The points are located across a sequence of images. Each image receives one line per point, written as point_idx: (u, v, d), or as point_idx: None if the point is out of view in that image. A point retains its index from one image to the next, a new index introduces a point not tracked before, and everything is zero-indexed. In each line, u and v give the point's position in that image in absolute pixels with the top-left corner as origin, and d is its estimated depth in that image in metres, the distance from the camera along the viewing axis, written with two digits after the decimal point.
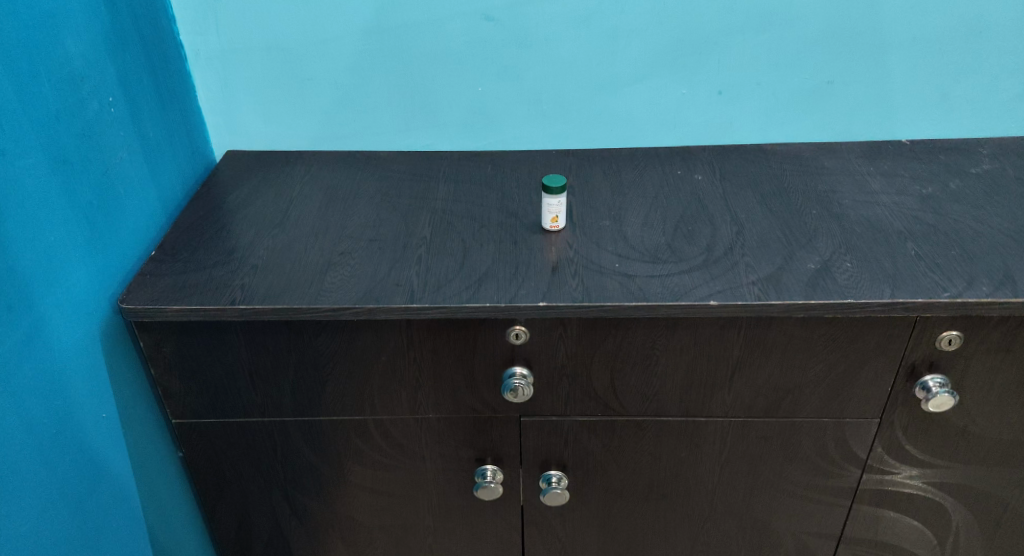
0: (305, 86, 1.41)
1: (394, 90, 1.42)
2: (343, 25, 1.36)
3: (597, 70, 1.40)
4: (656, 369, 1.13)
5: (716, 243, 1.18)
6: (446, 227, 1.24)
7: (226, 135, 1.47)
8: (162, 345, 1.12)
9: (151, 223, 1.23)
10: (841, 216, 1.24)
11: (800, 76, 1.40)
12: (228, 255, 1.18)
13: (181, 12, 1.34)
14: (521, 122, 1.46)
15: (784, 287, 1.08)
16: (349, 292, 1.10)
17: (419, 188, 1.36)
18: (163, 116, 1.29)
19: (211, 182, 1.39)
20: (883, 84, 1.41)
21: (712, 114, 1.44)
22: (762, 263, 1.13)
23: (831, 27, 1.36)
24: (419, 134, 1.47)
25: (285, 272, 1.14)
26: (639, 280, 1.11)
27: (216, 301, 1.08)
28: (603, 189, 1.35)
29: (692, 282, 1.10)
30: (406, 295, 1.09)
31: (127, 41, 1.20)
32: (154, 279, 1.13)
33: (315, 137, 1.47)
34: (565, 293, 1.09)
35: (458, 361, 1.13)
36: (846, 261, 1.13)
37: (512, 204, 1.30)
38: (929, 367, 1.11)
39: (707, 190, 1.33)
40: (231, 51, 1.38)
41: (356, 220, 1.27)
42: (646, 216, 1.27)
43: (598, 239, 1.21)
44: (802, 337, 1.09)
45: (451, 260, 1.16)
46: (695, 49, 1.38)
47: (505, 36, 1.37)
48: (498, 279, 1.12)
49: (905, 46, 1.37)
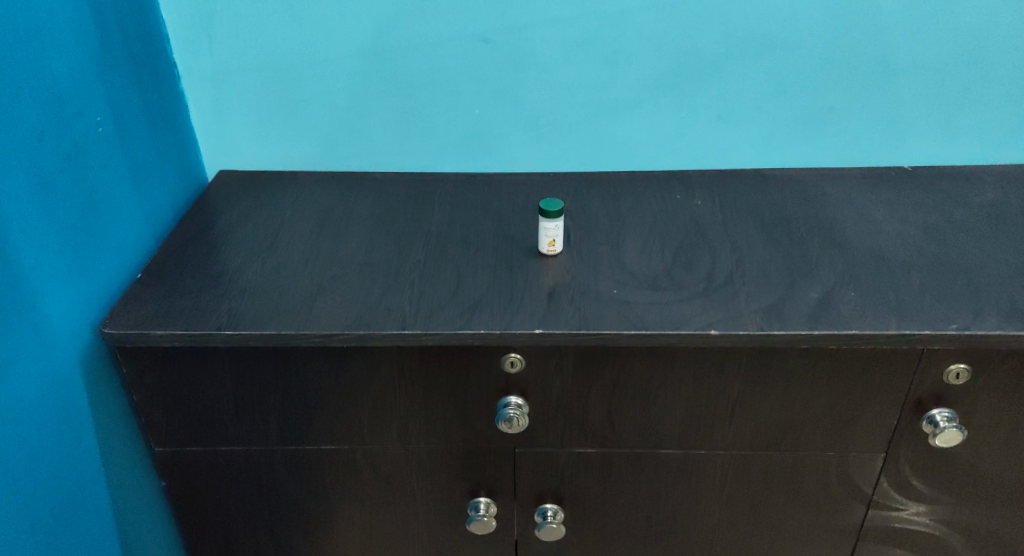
0: (300, 107, 1.39)
1: (390, 112, 1.40)
2: (338, 47, 1.34)
3: (596, 94, 1.39)
4: (655, 401, 1.10)
5: (716, 271, 1.16)
6: (440, 252, 1.22)
7: (218, 156, 1.44)
8: (144, 373, 1.09)
9: (138, 245, 1.21)
10: (844, 244, 1.21)
11: (801, 102, 1.39)
12: (215, 279, 1.15)
13: (175, 31, 1.32)
14: (518, 146, 1.44)
15: (786, 317, 1.05)
16: (339, 318, 1.06)
17: (414, 211, 1.33)
18: (152, 136, 1.27)
19: (202, 203, 1.37)
20: (885, 111, 1.39)
21: (712, 140, 1.42)
22: (764, 292, 1.10)
23: (832, 54, 1.34)
24: (414, 156, 1.45)
25: (274, 297, 1.11)
26: (638, 308, 1.08)
27: (202, 326, 1.05)
28: (601, 215, 1.32)
29: (692, 311, 1.07)
30: (398, 321, 1.06)
31: (117, 61, 1.18)
32: (138, 303, 1.10)
33: (310, 158, 1.45)
34: (562, 320, 1.06)
35: (451, 390, 1.10)
36: (850, 291, 1.10)
37: (508, 229, 1.28)
38: (936, 401, 1.08)
39: (707, 216, 1.31)
40: (225, 71, 1.36)
41: (348, 244, 1.24)
42: (645, 242, 1.24)
43: (596, 265, 1.18)
44: (805, 369, 1.06)
45: (445, 286, 1.13)
46: (694, 74, 1.36)
47: (503, 59, 1.35)
48: (493, 306, 1.09)
49: (908, 74, 1.36)
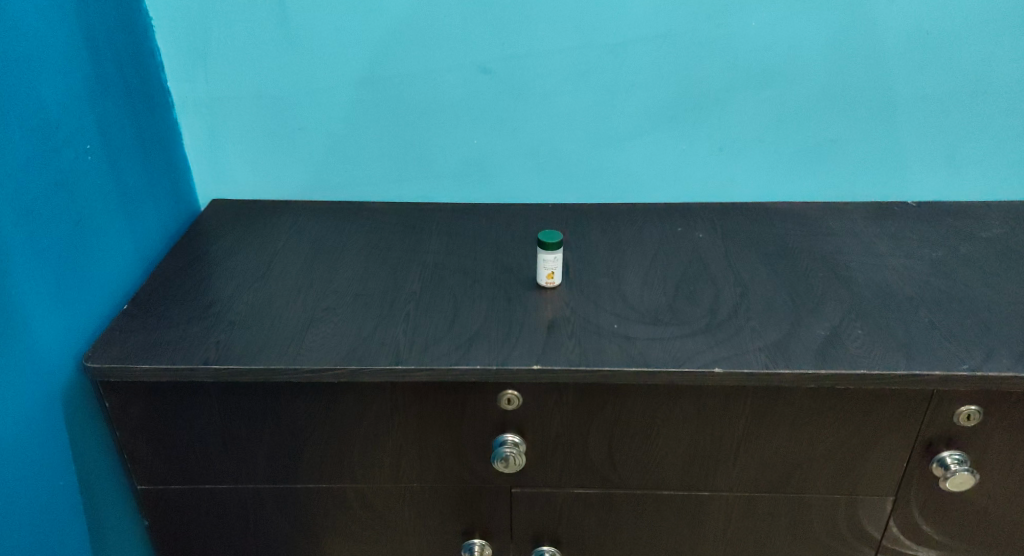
0: (295, 135, 1.37)
1: (387, 141, 1.38)
2: (334, 75, 1.32)
3: (596, 124, 1.37)
4: (657, 440, 1.07)
5: (719, 306, 1.13)
6: (437, 283, 1.19)
7: (212, 183, 1.42)
8: (128, 408, 1.05)
9: (127, 274, 1.18)
10: (849, 279, 1.19)
11: (803, 134, 1.37)
12: (205, 310, 1.12)
13: (170, 58, 1.31)
14: (517, 176, 1.42)
15: (792, 354, 1.02)
16: (330, 352, 1.03)
17: (410, 241, 1.31)
18: (144, 164, 1.24)
19: (194, 232, 1.34)
20: (887, 144, 1.37)
21: (713, 172, 1.41)
22: (769, 328, 1.07)
23: (833, 86, 1.33)
24: (411, 185, 1.42)
25: (265, 329, 1.08)
26: (639, 343, 1.05)
27: (189, 360, 1.01)
28: (601, 246, 1.29)
29: (695, 347, 1.04)
30: (391, 355, 1.02)
31: (109, 88, 1.16)
32: (124, 334, 1.07)
33: (306, 186, 1.42)
34: (560, 355, 1.03)
35: (446, 428, 1.07)
36: (857, 328, 1.07)
37: (506, 260, 1.25)
38: (947, 443, 1.05)
39: (708, 248, 1.29)
40: (220, 98, 1.34)
41: (343, 274, 1.21)
42: (646, 274, 1.22)
43: (596, 298, 1.15)
44: (810, 408, 1.03)
45: (441, 319, 1.10)
46: (695, 106, 1.35)
47: (502, 89, 1.34)
48: (490, 340, 1.06)
49: (910, 107, 1.34)
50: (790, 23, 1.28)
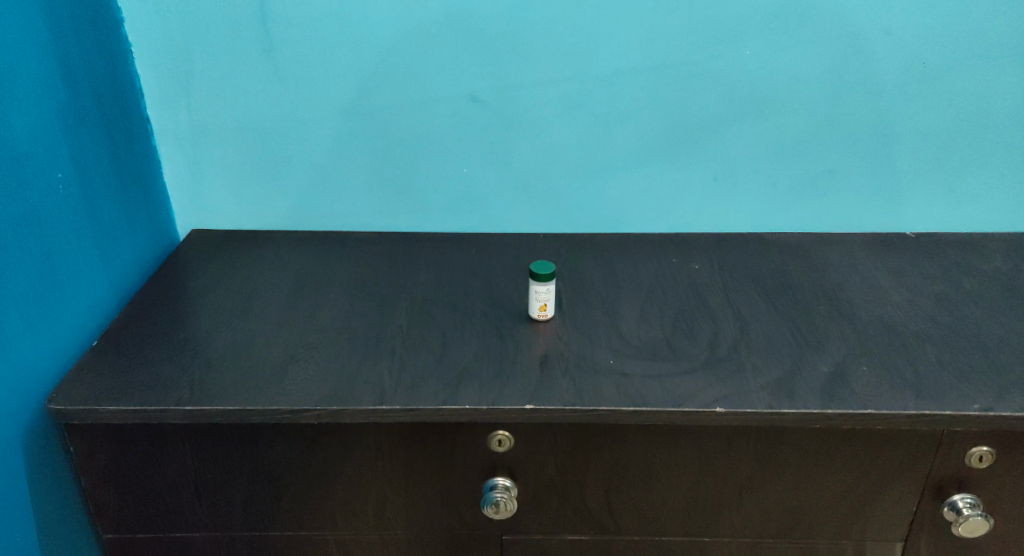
0: (279, 164, 1.33)
1: (374, 171, 1.34)
2: (319, 104, 1.28)
3: (588, 155, 1.33)
4: (655, 484, 1.02)
5: (718, 341, 1.09)
6: (424, 317, 1.14)
7: (192, 214, 1.37)
8: (94, 452, 0.99)
9: (98, 309, 1.12)
10: (852, 314, 1.15)
11: (799, 165, 1.34)
12: (180, 347, 1.06)
13: (150, 87, 1.27)
14: (508, 206, 1.37)
15: (796, 394, 0.98)
16: (312, 392, 0.98)
17: (396, 273, 1.26)
18: (120, 195, 1.20)
19: (172, 264, 1.29)
20: (885, 176, 1.35)
21: (709, 203, 1.37)
22: (771, 366, 1.03)
23: (830, 117, 1.30)
24: (399, 216, 1.38)
25: (243, 367, 1.02)
26: (637, 382, 1.00)
27: (161, 401, 0.96)
28: (595, 279, 1.25)
29: (695, 386, 0.99)
30: (375, 395, 0.97)
31: (85, 117, 1.11)
32: (93, 373, 1.01)
33: (289, 216, 1.38)
34: (553, 394, 0.98)
35: (433, 472, 1.01)
36: (863, 365, 1.03)
37: (497, 292, 1.21)
38: (958, 487, 1.00)
39: (705, 281, 1.25)
40: (201, 127, 1.30)
41: (327, 308, 1.16)
42: (642, 308, 1.17)
43: (591, 333, 1.10)
44: (815, 450, 0.99)
45: (428, 355, 1.05)
46: (688, 136, 1.32)
47: (492, 119, 1.30)
48: (480, 377, 1.01)
49: (907, 138, 1.32)
50: (785, 53, 1.25)
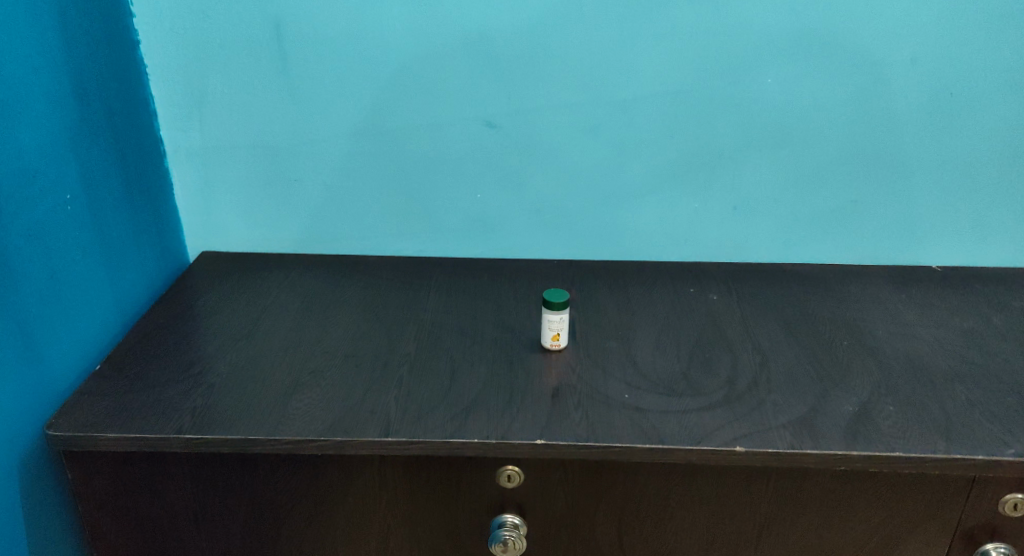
0: (291, 186, 1.31)
1: (386, 194, 1.32)
2: (333, 125, 1.27)
3: (604, 181, 1.31)
4: (670, 523, 0.98)
5: (737, 375, 1.05)
6: (434, 344, 1.11)
7: (202, 235, 1.36)
8: (92, 478, 0.96)
9: (104, 331, 1.10)
10: (876, 349, 1.11)
11: (822, 195, 1.31)
12: (184, 371, 1.04)
13: (163, 107, 1.26)
14: (521, 232, 1.35)
15: (820, 434, 0.94)
16: (316, 421, 0.95)
17: (407, 298, 1.23)
18: (130, 215, 1.18)
19: (180, 286, 1.27)
20: (910, 208, 1.31)
21: (727, 232, 1.34)
22: (792, 403, 0.99)
23: (853, 146, 1.27)
24: (411, 240, 1.36)
25: (246, 393, 1.00)
26: (652, 417, 0.96)
27: (161, 428, 0.93)
28: (610, 307, 1.22)
29: (713, 423, 0.95)
30: (381, 426, 0.94)
31: (96, 135, 1.10)
32: (94, 398, 0.98)
33: (300, 239, 1.35)
34: (566, 428, 0.94)
35: (440, 505, 0.98)
36: (888, 404, 0.99)
37: (509, 319, 1.18)
38: (990, 535, 0.96)
39: (724, 312, 1.21)
40: (214, 148, 1.29)
41: (334, 333, 1.14)
42: (658, 339, 1.14)
43: (605, 364, 1.07)
44: (838, 492, 0.95)
45: (437, 383, 1.02)
46: (708, 163, 1.29)
47: (508, 143, 1.28)
48: (490, 409, 0.97)
49: (933, 169, 1.28)
50: (807, 81, 1.23)
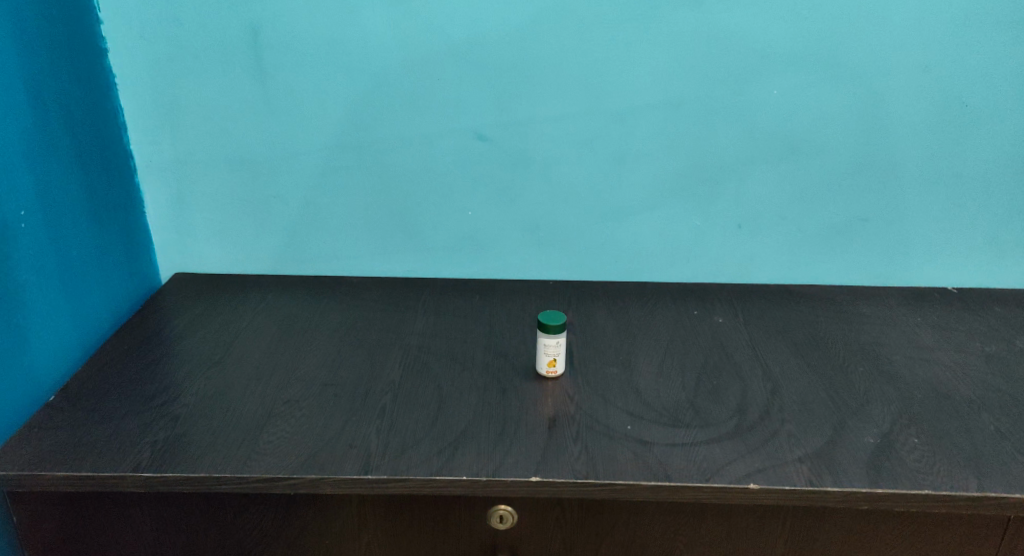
0: (270, 203, 1.24)
1: (370, 211, 1.24)
2: (313, 138, 1.19)
3: (601, 197, 1.23)
4: None
5: (748, 404, 0.97)
6: (420, 370, 1.03)
7: (176, 255, 1.28)
8: (41, 520, 0.88)
9: (60, 359, 1.02)
10: (894, 375, 1.03)
11: (830, 211, 1.24)
12: (147, 401, 0.96)
13: (134, 120, 1.19)
14: (514, 251, 1.27)
15: (840, 469, 0.86)
16: (289, 456, 0.87)
17: (392, 321, 1.16)
18: (93, 232, 1.10)
19: (149, 309, 1.19)
20: (923, 224, 1.24)
21: (731, 250, 1.27)
22: (808, 435, 0.91)
23: (864, 159, 1.20)
24: (397, 260, 1.28)
25: (214, 425, 0.91)
26: (657, 450, 0.88)
27: (116, 465, 0.85)
28: (609, 329, 1.15)
29: (724, 457, 0.88)
30: (360, 462, 0.86)
31: (55, 146, 1.03)
32: (46, 432, 0.90)
33: (279, 259, 1.28)
34: (563, 463, 0.86)
35: (426, 548, 0.90)
36: (912, 435, 0.91)
37: (501, 343, 1.10)
38: None
39: (730, 334, 1.14)
40: (188, 163, 1.21)
41: (313, 359, 1.05)
42: (661, 364, 1.06)
43: (605, 392, 0.99)
44: (860, 533, 0.87)
45: (422, 414, 0.94)
46: (710, 178, 1.22)
47: (499, 158, 1.21)
48: (479, 442, 0.89)
49: (947, 183, 1.21)
50: (814, 92, 1.16)
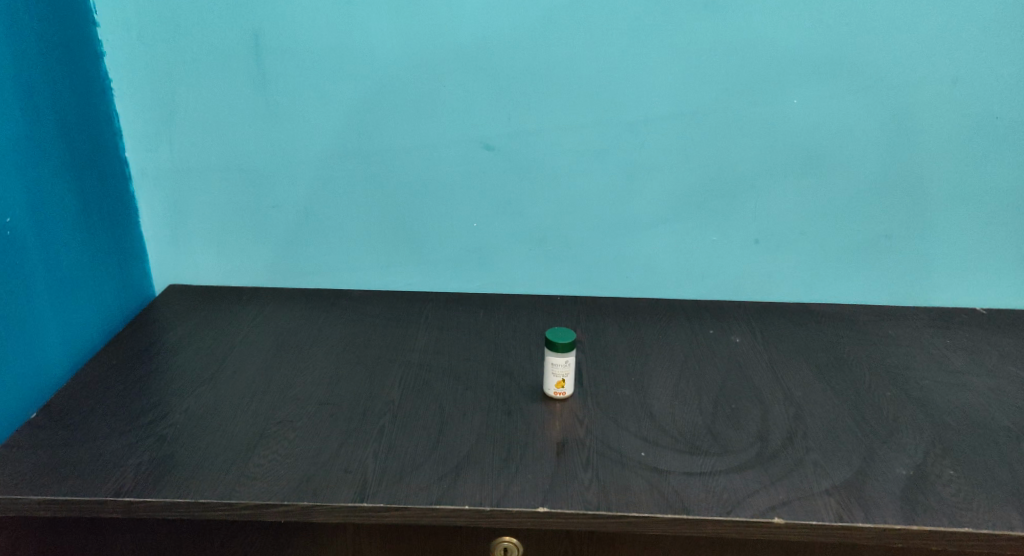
0: (269, 213, 1.19)
1: (373, 222, 1.19)
2: (313, 145, 1.15)
3: (614, 210, 1.18)
4: None
5: (769, 430, 0.91)
6: (421, 389, 0.98)
7: (170, 266, 1.23)
8: (16, 546, 0.83)
9: (45, 373, 0.97)
10: (924, 401, 0.97)
11: (853, 228, 1.18)
12: (133, 420, 0.90)
13: (129, 126, 1.14)
14: (521, 265, 1.22)
15: (871, 503, 0.80)
16: (280, 481, 0.81)
17: (393, 337, 1.10)
18: (85, 242, 1.05)
19: (141, 322, 1.14)
20: (952, 242, 1.18)
21: (749, 267, 1.21)
22: (835, 464, 0.85)
23: (889, 173, 1.15)
24: (400, 273, 1.23)
25: (202, 446, 0.86)
26: (673, 479, 0.82)
27: (96, 489, 0.79)
28: (621, 348, 1.09)
29: (745, 488, 0.82)
30: (355, 488, 0.80)
31: (47, 152, 0.98)
32: (24, 452, 0.85)
33: (277, 271, 1.23)
34: (572, 493, 0.80)
35: None
36: (947, 467, 0.85)
37: (507, 361, 1.04)
38: None
39: (749, 355, 1.08)
40: (184, 170, 1.17)
41: (308, 377, 1.00)
42: (675, 386, 1.00)
43: (617, 415, 0.93)
44: None
45: (423, 436, 0.88)
46: (728, 191, 1.16)
47: (508, 168, 1.16)
48: (483, 467, 0.84)
49: (978, 199, 1.15)
50: (838, 103, 1.11)
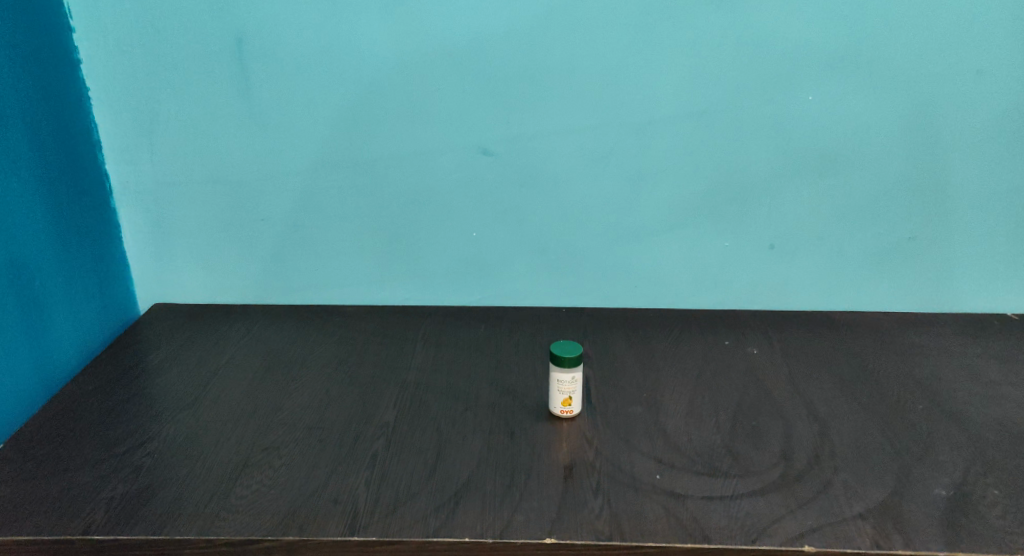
0: (256, 227, 1.13)
1: (366, 234, 1.13)
2: (302, 155, 1.09)
3: (620, 217, 1.12)
4: None
5: (793, 449, 0.84)
6: (417, 410, 0.91)
7: (155, 284, 1.17)
8: None
9: (16, 401, 0.91)
10: (959, 415, 0.90)
11: (873, 231, 1.11)
12: (108, 450, 0.84)
13: (109, 139, 1.09)
14: (523, 277, 1.16)
15: (910, 528, 0.73)
16: (263, 513, 0.75)
17: (388, 355, 1.04)
18: (61, 259, 1.00)
19: (123, 344, 1.08)
20: (979, 244, 1.11)
21: (763, 275, 1.15)
22: (867, 485, 0.78)
23: (911, 173, 1.08)
24: (396, 288, 1.17)
25: (180, 477, 0.80)
26: (692, 505, 0.76)
27: (63, 527, 0.73)
28: (630, 362, 1.02)
29: (770, 514, 0.75)
30: (345, 520, 0.74)
31: (18, 163, 0.92)
32: None
33: (266, 288, 1.17)
34: (582, 521, 0.73)
35: None
36: (991, 487, 0.78)
37: (509, 379, 0.98)
38: None
39: (767, 368, 1.01)
40: (167, 184, 1.11)
41: (297, 399, 0.94)
42: (690, 403, 0.93)
43: (628, 435, 0.87)
44: None
45: (419, 462, 0.82)
46: (740, 195, 1.10)
47: (507, 175, 1.10)
48: (485, 495, 0.77)
49: (1006, 199, 1.09)
50: (856, 100, 1.05)
